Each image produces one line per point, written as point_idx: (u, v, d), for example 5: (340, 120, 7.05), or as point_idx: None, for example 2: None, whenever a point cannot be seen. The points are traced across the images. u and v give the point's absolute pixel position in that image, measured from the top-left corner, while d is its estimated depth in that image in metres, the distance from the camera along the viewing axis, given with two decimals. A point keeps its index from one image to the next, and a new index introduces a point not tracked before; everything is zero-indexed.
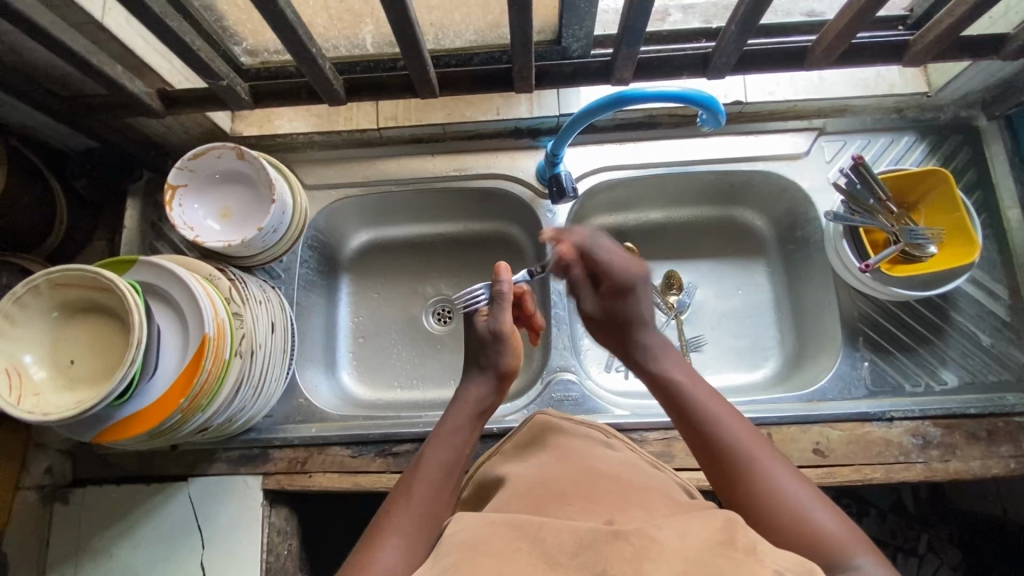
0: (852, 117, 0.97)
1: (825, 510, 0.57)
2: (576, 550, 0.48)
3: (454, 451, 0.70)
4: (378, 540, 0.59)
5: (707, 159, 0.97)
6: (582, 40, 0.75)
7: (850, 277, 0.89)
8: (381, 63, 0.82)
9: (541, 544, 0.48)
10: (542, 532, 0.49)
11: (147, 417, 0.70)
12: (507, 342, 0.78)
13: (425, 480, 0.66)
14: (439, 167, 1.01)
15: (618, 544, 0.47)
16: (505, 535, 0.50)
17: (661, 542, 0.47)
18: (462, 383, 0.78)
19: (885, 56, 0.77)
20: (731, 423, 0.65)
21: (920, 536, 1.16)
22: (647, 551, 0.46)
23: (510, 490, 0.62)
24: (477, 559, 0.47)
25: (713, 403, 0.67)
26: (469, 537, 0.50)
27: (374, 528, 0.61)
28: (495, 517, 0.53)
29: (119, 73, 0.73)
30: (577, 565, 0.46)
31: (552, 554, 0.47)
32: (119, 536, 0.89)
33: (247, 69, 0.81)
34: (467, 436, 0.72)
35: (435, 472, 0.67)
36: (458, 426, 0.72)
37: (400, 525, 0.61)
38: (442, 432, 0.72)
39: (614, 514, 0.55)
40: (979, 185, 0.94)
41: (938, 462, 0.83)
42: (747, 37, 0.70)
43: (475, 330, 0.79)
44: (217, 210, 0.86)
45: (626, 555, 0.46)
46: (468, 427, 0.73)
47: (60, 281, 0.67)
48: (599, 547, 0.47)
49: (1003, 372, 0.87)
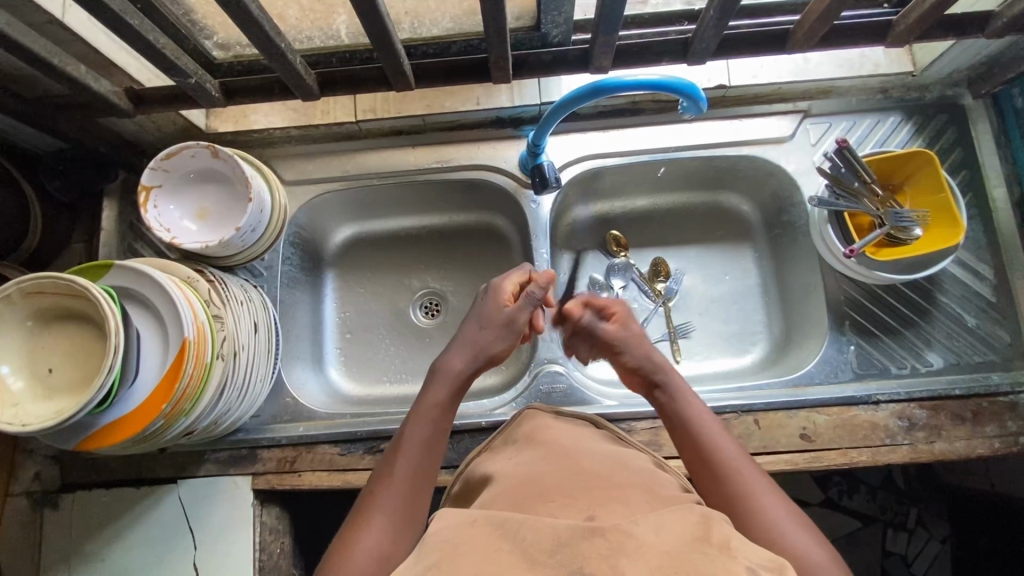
0: (837, 99, 0.96)
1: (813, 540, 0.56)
2: (553, 548, 0.47)
3: (434, 428, 0.69)
4: (362, 523, 0.60)
5: (691, 145, 0.96)
6: (562, 26, 0.74)
7: (836, 261, 0.88)
8: (356, 54, 0.79)
9: (522, 544, 0.48)
10: (523, 530, 0.49)
11: (129, 424, 0.69)
12: (512, 333, 0.78)
13: (406, 461, 0.66)
14: (421, 159, 1.00)
15: (595, 542, 0.47)
16: (485, 535, 0.49)
17: (638, 538, 0.47)
18: (449, 353, 0.76)
19: (868, 37, 0.76)
20: (731, 450, 0.65)
21: (908, 511, 1.18)
22: (623, 547, 0.46)
23: (498, 487, 0.63)
24: (458, 559, 0.47)
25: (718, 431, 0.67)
26: (451, 536, 0.50)
27: (360, 510, 0.62)
28: (477, 514, 0.52)
29: (84, 73, 0.71)
30: (555, 563, 0.46)
31: (533, 552, 0.47)
32: (110, 539, 0.89)
33: (218, 63, 0.78)
34: (446, 410, 0.71)
35: (416, 452, 0.66)
36: (438, 402, 0.71)
37: (384, 507, 0.61)
38: (423, 405, 0.71)
39: (595, 509, 0.55)
40: (965, 165, 0.93)
41: (923, 444, 0.84)
42: (726, 22, 0.68)
43: (493, 305, 0.79)
44: (194, 211, 0.85)
45: (602, 552, 0.46)
46: (449, 403, 0.72)
47: (32, 289, 0.66)
48: (575, 544, 0.47)
49: (988, 352, 0.88)
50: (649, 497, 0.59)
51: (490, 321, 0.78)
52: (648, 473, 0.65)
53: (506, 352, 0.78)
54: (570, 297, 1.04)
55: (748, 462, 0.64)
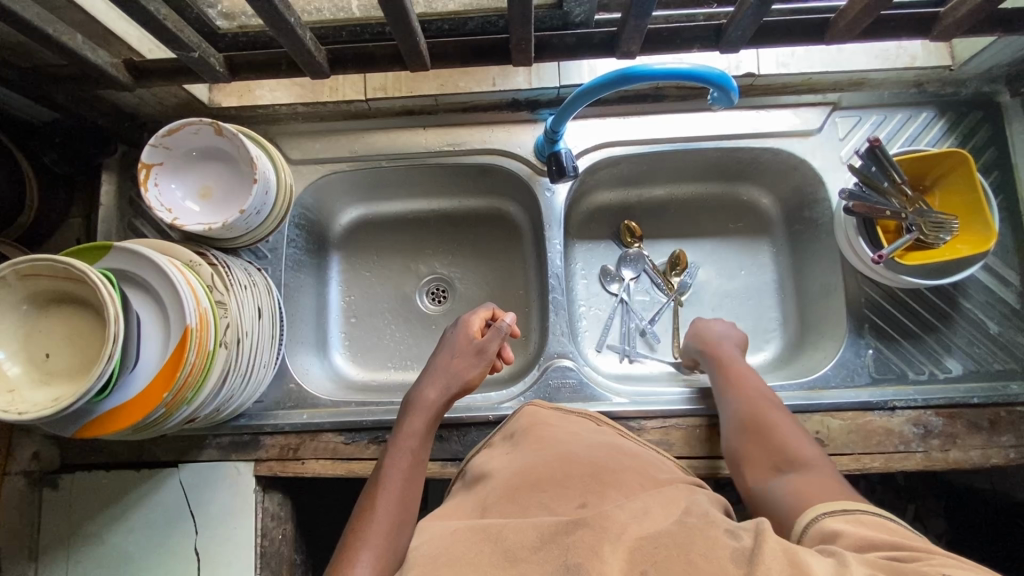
0: (869, 91, 0.92)
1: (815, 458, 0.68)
2: (538, 545, 0.47)
3: (412, 458, 0.70)
4: (347, 559, 0.58)
5: (715, 135, 0.92)
6: (585, 5, 0.69)
7: (862, 264, 0.85)
8: (367, 28, 0.74)
9: (504, 544, 0.48)
10: (505, 533, 0.49)
11: (129, 412, 0.67)
12: (484, 363, 0.79)
13: (390, 493, 0.65)
14: (432, 141, 0.96)
15: (578, 534, 0.46)
16: (468, 540, 0.49)
17: (619, 522, 0.47)
18: (417, 385, 0.77)
19: (913, 29, 0.71)
20: (757, 394, 0.78)
21: (908, 507, 1.18)
22: (606, 533, 0.46)
23: (494, 482, 0.61)
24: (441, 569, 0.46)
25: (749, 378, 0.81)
26: (428, 551, 0.50)
27: (348, 542, 0.61)
28: (459, 526, 0.52)
29: (81, 44, 0.67)
30: (539, 559, 0.45)
31: (514, 551, 0.47)
32: (111, 521, 0.88)
33: (222, 34, 0.73)
34: (424, 441, 0.72)
35: (398, 484, 0.66)
36: (416, 433, 0.72)
37: (372, 538, 0.60)
38: (398, 442, 0.72)
39: (588, 497, 0.55)
40: (998, 165, 0.89)
41: (938, 451, 0.82)
42: (765, 10, 0.65)
43: (464, 335, 0.80)
44: (197, 190, 0.81)
45: (586, 541, 0.45)
46: (425, 435, 0.73)
47: (29, 272, 0.63)
48: (560, 540, 0.47)
49: (1009, 360, 0.86)
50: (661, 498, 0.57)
51: (462, 352, 0.79)
52: (655, 467, 0.64)
53: (478, 379, 0.78)
54: (581, 288, 1.02)
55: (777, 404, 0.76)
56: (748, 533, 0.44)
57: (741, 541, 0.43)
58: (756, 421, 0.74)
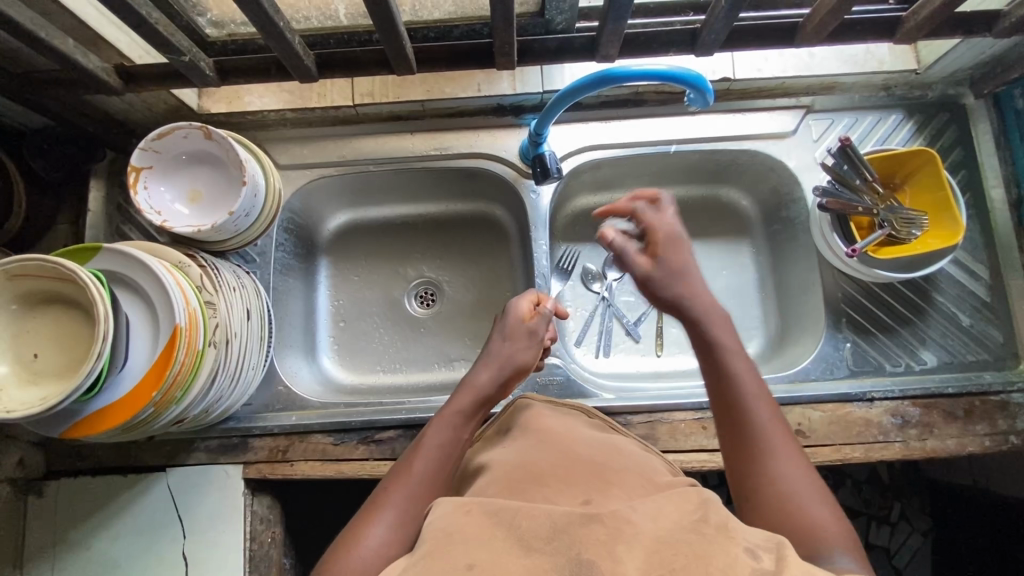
0: (841, 95, 0.95)
1: (828, 510, 0.54)
2: (551, 535, 0.46)
3: (454, 434, 0.68)
4: (371, 520, 0.58)
5: (693, 139, 0.95)
6: (566, 13, 0.72)
7: (837, 260, 0.88)
8: (355, 35, 0.77)
9: (516, 531, 0.46)
10: (517, 519, 0.47)
11: (118, 412, 0.68)
12: (532, 347, 0.79)
13: (426, 459, 0.64)
14: (419, 146, 0.98)
15: (592, 528, 0.46)
16: (480, 523, 0.47)
17: (636, 526, 0.47)
18: (472, 369, 0.76)
19: (877, 33, 0.75)
20: (762, 402, 0.61)
21: (892, 505, 1.18)
22: (620, 534, 0.46)
23: (489, 474, 0.61)
24: (453, 548, 0.45)
25: (750, 377, 0.62)
26: (445, 524, 0.47)
27: (375, 500, 0.61)
28: (468, 503, 0.50)
29: (73, 47, 0.69)
30: (552, 550, 0.44)
31: (528, 539, 0.46)
32: (97, 528, 0.87)
33: (212, 42, 0.75)
34: (469, 419, 0.70)
35: (435, 453, 0.65)
36: (461, 409, 0.70)
37: (396, 500, 0.60)
38: (443, 415, 0.70)
39: (591, 494, 0.55)
40: (965, 164, 0.93)
41: (915, 441, 0.84)
42: (737, 13, 0.67)
43: (514, 319, 0.80)
44: (186, 194, 0.82)
45: (599, 537, 0.46)
46: (471, 412, 0.71)
47: (19, 273, 0.64)
48: (574, 530, 0.46)
49: (981, 351, 0.89)
50: (646, 484, 0.59)
51: (513, 335, 0.79)
52: (642, 460, 0.65)
53: (530, 361, 0.78)
54: (567, 289, 1.03)
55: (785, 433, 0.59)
56: (767, 556, 0.44)
57: (762, 563, 0.43)
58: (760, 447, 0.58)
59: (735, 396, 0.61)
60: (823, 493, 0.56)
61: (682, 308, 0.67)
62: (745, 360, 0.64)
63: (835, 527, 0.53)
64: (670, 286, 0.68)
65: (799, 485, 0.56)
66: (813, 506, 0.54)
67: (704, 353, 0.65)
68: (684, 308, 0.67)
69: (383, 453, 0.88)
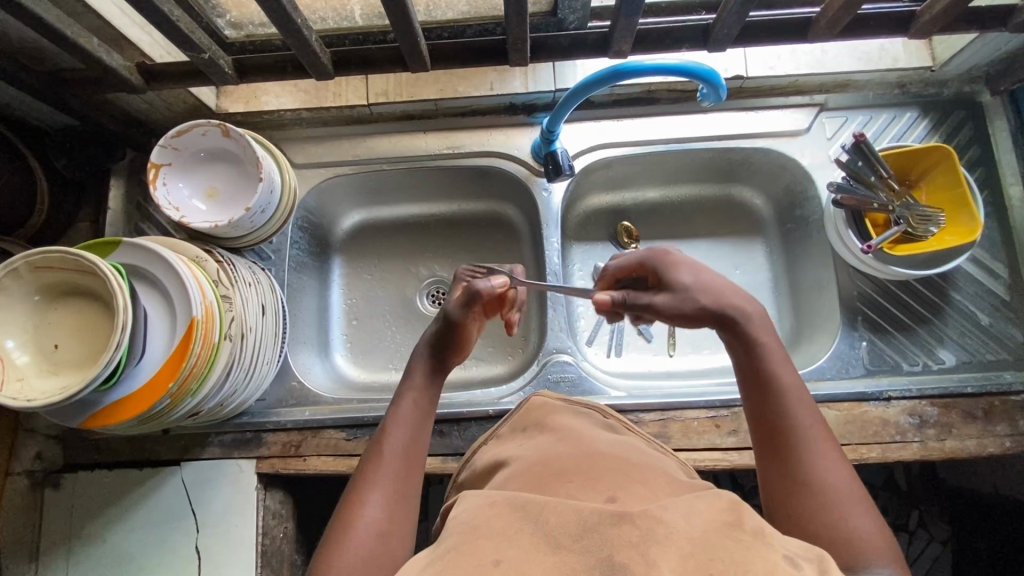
0: (855, 93, 0.95)
1: (874, 524, 0.53)
2: (579, 533, 0.44)
3: (420, 409, 0.67)
4: (357, 507, 0.58)
5: (706, 136, 0.95)
6: (579, 12, 0.73)
7: (852, 257, 0.88)
8: (371, 35, 0.78)
9: (545, 527, 0.45)
10: (546, 514, 0.46)
11: (134, 404, 0.68)
12: (456, 333, 0.71)
13: (395, 443, 0.63)
14: (432, 145, 0.99)
15: (623, 528, 0.43)
16: (507, 518, 0.46)
17: (668, 525, 0.44)
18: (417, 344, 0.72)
19: (890, 28, 0.75)
20: (800, 408, 0.58)
21: (911, 512, 1.15)
22: (653, 535, 0.43)
23: (512, 469, 0.60)
24: (480, 548, 0.43)
25: (789, 378, 0.60)
26: (472, 519, 0.47)
27: (355, 487, 0.60)
28: (498, 496, 0.49)
29: (96, 46, 0.70)
30: (582, 549, 0.42)
31: (556, 535, 0.44)
32: (112, 521, 0.88)
33: (230, 42, 0.77)
34: (430, 388, 0.69)
35: (403, 433, 0.64)
36: (422, 382, 0.69)
37: (380, 484, 0.60)
38: (407, 390, 0.68)
39: (617, 491, 0.52)
40: (982, 162, 0.92)
41: (934, 441, 0.83)
42: (749, 8, 0.68)
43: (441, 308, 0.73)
44: (204, 190, 0.84)
45: (631, 538, 0.42)
46: (432, 385, 0.69)
47: (40, 264, 0.64)
48: (604, 530, 0.44)
49: (1001, 350, 0.87)
50: (672, 482, 0.57)
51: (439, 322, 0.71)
52: (660, 460, 0.64)
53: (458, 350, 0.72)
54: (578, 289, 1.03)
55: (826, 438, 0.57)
56: (808, 565, 0.41)
57: (801, 570, 0.40)
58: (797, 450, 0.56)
59: (777, 400, 0.59)
60: (864, 500, 0.54)
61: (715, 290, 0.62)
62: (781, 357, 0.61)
63: (878, 539, 0.52)
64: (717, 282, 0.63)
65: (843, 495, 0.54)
66: (858, 515, 0.53)
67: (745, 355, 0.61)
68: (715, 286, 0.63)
69: None
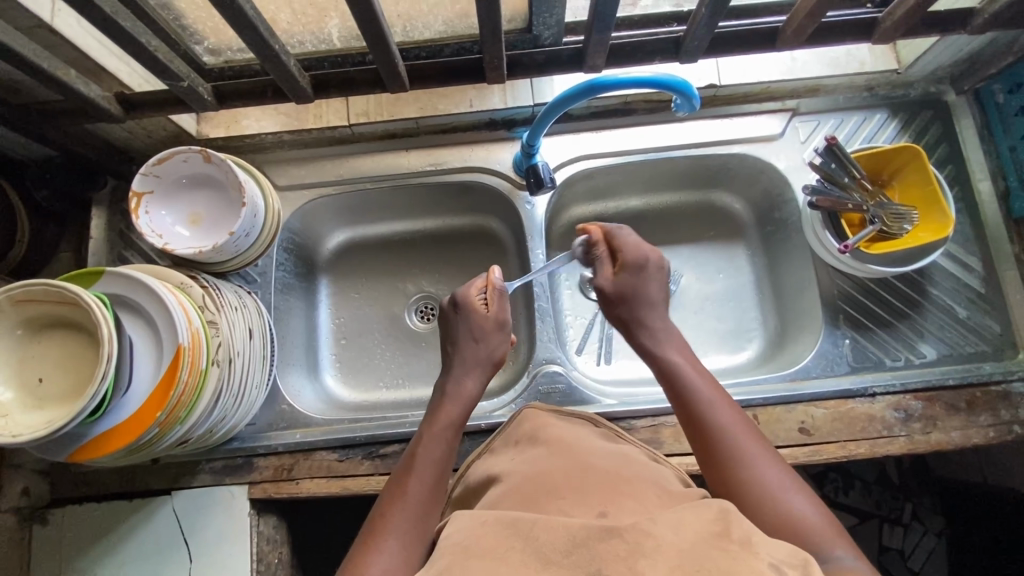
0: (825, 97, 0.97)
1: (812, 506, 0.56)
2: (569, 548, 0.44)
3: (446, 448, 0.69)
4: (373, 550, 0.58)
5: (683, 143, 0.97)
6: (553, 28, 0.75)
7: (828, 256, 0.90)
8: (349, 58, 0.79)
9: (534, 543, 0.45)
10: (536, 531, 0.46)
11: (123, 434, 0.67)
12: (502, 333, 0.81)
13: (420, 480, 0.65)
14: (414, 162, 1.00)
15: (611, 542, 0.44)
16: (497, 537, 0.46)
17: (656, 537, 0.44)
18: (452, 376, 0.78)
19: (855, 34, 0.78)
20: (723, 409, 0.64)
21: (904, 506, 1.16)
22: (641, 548, 0.43)
23: (506, 484, 0.60)
24: (470, 567, 0.43)
25: (707, 388, 0.67)
26: (464, 540, 0.47)
27: (372, 528, 0.61)
28: (490, 514, 0.50)
29: (74, 78, 0.71)
30: (571, 565, 0.43)
31: (546, 553, 0.44)
32: (103, 555, 0.86)
33: (210, 69, 0.78)
34: (458, 429, 0.72)
35: (429, 470, 0.66)
36: (451, 421, 0.72)
37: (398, 526, 0.60)
38: (431, 430, 0.71)
39: (607, 505, 0.53)
40: (950, 160, 0.95)
41: (920, 434, 0.85)
42: (718, 20, 0.70)
43: (476, 317, 0.80)
44: (188, 216, 0.84)
45: (619, 552, 0.43)
46: (459, 421, 0.73)
47: (23, 298, 0.64)
48: (593, 545, 0.44)
49: (979, 342, 0.89)
50: (661, 491, 0.58)
51: (483, 332, 0.80)
52: (653, 468, 0.64)
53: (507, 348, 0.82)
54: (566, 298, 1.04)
55: (750, 435, 0.62)
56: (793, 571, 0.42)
57: None
58: (731, 449, 0.61)
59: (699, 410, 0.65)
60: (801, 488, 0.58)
61: (633, 313, 0.76)
62: (694, 365, 0.70)
63: (819, 521, 0.55)
64: (638, 296, 0.76)
65: (778, 485, 0.58)
66: (796, 500, 0.57)
67: (667, 374, 0.69)
68: (644, 314, 0.75)
69: (388, 467, 0.88)
